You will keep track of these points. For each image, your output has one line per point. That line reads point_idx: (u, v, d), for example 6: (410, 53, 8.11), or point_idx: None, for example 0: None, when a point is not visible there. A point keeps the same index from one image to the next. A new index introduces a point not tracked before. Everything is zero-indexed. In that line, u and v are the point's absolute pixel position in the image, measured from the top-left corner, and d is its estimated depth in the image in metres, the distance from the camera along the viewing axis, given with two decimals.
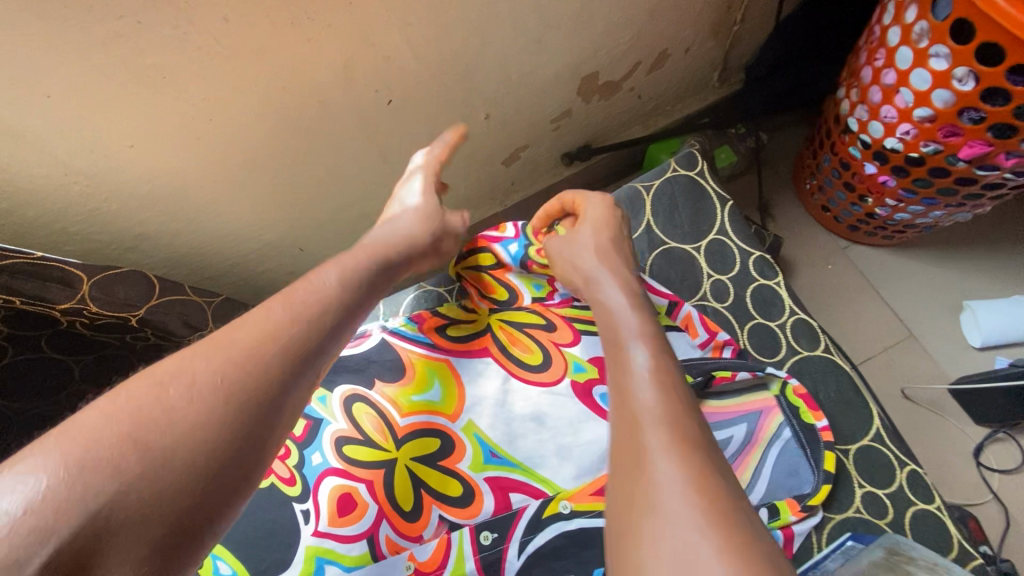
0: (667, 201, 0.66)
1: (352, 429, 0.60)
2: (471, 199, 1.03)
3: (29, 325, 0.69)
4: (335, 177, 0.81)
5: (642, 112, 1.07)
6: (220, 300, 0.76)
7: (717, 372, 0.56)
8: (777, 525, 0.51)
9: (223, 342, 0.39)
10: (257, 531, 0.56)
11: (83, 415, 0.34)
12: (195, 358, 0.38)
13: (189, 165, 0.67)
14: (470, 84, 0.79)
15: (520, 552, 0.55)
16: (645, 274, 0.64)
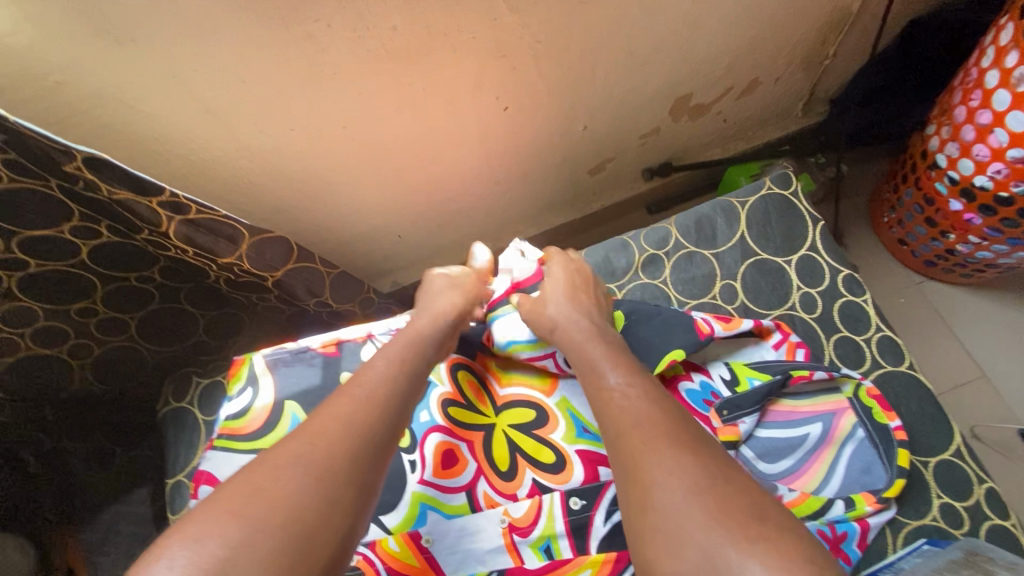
0: (761, 217, 0.71)
1: (455, 393, 0.68)
2: (554, 203, 1.11)
3: (179, 278, 0.84)
4: (445, 171, 0.90)
5: (724, 135, 1.13)
6: (338, 272, 0.85)
7: (795, 372, 0.60)
8: (854, 516, 0.54)
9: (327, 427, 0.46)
10: None
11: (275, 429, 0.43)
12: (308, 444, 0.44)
13: (331, 149, 0.77)
14: (576, 97, 0.86)
15: (606, 520, 0.59)
16: (736, 280, 0.69)
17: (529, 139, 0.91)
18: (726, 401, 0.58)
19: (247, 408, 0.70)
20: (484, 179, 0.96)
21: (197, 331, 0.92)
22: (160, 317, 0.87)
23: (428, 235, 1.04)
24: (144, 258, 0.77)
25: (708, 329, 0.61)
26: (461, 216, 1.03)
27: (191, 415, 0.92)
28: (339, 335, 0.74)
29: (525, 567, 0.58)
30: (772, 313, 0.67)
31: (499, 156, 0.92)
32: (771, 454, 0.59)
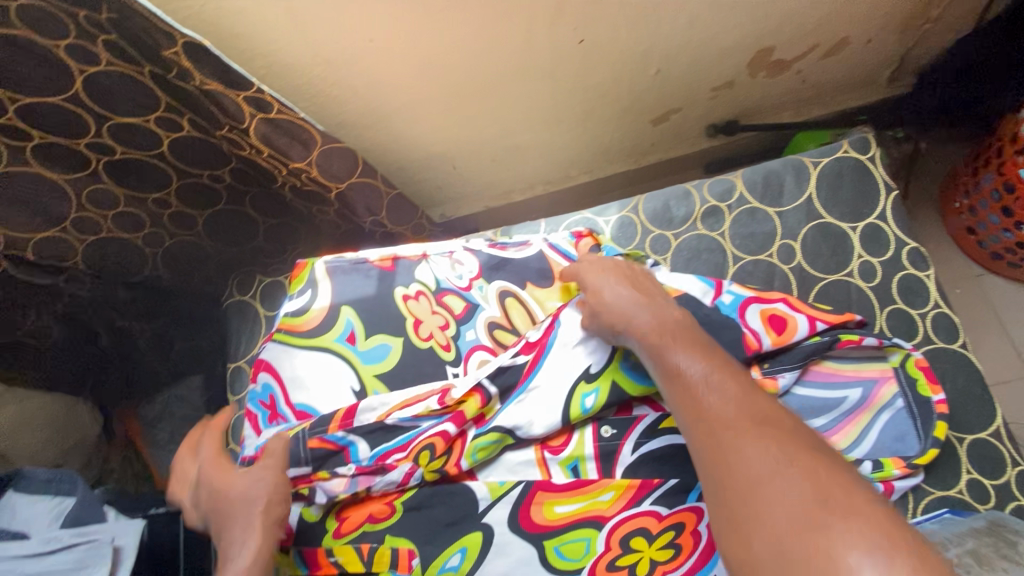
0: (832, 179, 0.69)
1: (503, 318, 0.71)
2: (610, 151, 1.10)
3: (250, 183, 0.85)
4: (508, 104, 0.90)
5: (800, 98, 1.08)
6: (395, 194, 0.87)
7: (844, 335, 0.60)
8: (880, 477, 0.56)
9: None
10: (416, 380, 0.70)
11: None
12: None
13: (404, 66, 0.77)
14: (654, 38, 0.84)
15: (633, 450, 0.63)
16: (796, 241, 0.68)
17: (597, 78, 0.89)
18: (767, 355, 0.61)
19: (305, 308, 0.74)
20: (548, 115, 0.95)
21: (256, 238, 0.95)
22: (226, 218, 0.90)
23: (481, 168, 1.06)
24: (219, 157, 0.78)
25: (756, 344, 0.59)
26: (518, 152, 1.04)
27: (254, 308, 0.91)
28: (397, 251, 0.77)
29: (552, 482, 0.63)
30: (828, 278, 0.66)
31: (564, 93, 0.91)
32: (804, 412, 0.60)
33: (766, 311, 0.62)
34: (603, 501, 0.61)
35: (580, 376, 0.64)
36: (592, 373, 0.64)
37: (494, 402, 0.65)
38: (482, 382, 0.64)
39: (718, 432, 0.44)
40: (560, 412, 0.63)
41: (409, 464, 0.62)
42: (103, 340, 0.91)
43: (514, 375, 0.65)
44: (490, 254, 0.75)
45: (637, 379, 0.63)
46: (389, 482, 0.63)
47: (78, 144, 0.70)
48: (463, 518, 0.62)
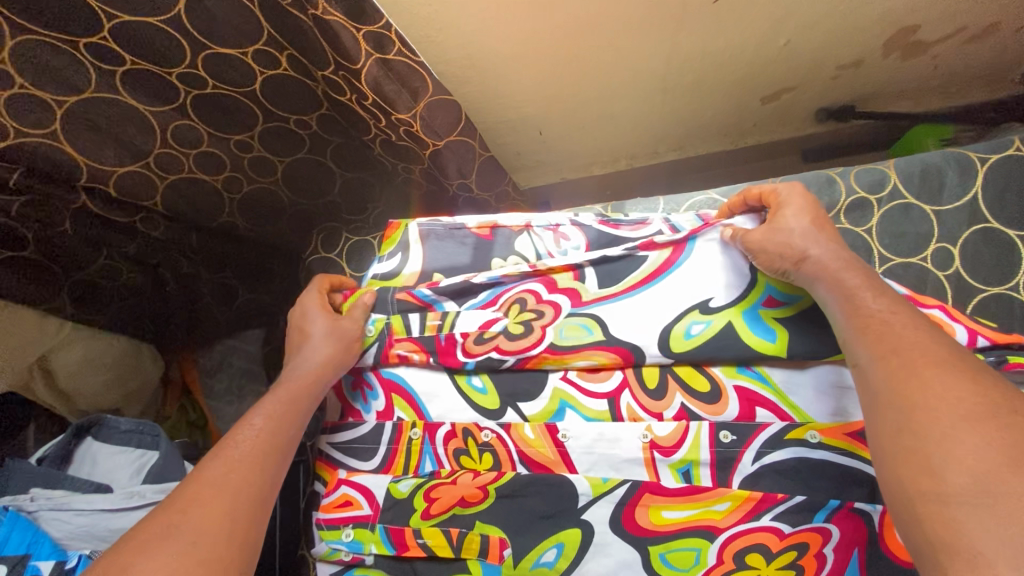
0: (1002, 179, 0.61)
1: (606, 293, 0.64)
2: (708, 129, 1.01)
3: (337, 131, 0.79)
4: (615, 67, 0.83)
5: (924, 87, 0.98)
6: (488, 157, 0.80)
7: (1013, 357, 0.52)
8: None
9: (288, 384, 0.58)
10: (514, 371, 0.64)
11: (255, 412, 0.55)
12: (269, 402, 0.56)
13: (519, 14, 0.70)
14: (795, 4, 0.75)
15: (754, 460, 0.56)
16: (955, 246, 0.60)
17: (718, 44, 0.80)
18: None
19: (396, 272, 0.71)
20: (654, 82, 0.87)
21: (331, 193, 0.89)
22: (302, 168, 0.85)
23: (568, 136, 0.99)
24: (310, 102, 0.73)
25: None
26: (610, 121, 0.96)
27: (339, 267, 0.86)
28: (497, 220, 0.71)
29: (660, 484, 0.58)
30: (989, 291, 0.59)
31: (678, 59, 0.83)
32: None
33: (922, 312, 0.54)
34: (716, 511, 0.56)
35: (696, 305, 0.61)
36: (711, 307, 0.60)
37: (588, 283, 0.65)
38: (583, 267, 0.66)
39: (918, 371, 0.42)
40: (661, 327, 0.61)
41: (500, 314, 0.65)
42: (170, 286, 0.90)
43: (626, 268, 0.65)
44: (600, 230, 0.69)
45: (760, 333, 0.58)
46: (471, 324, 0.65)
47: (168, 74, 0.64)
48: (561, 512, 0.59)
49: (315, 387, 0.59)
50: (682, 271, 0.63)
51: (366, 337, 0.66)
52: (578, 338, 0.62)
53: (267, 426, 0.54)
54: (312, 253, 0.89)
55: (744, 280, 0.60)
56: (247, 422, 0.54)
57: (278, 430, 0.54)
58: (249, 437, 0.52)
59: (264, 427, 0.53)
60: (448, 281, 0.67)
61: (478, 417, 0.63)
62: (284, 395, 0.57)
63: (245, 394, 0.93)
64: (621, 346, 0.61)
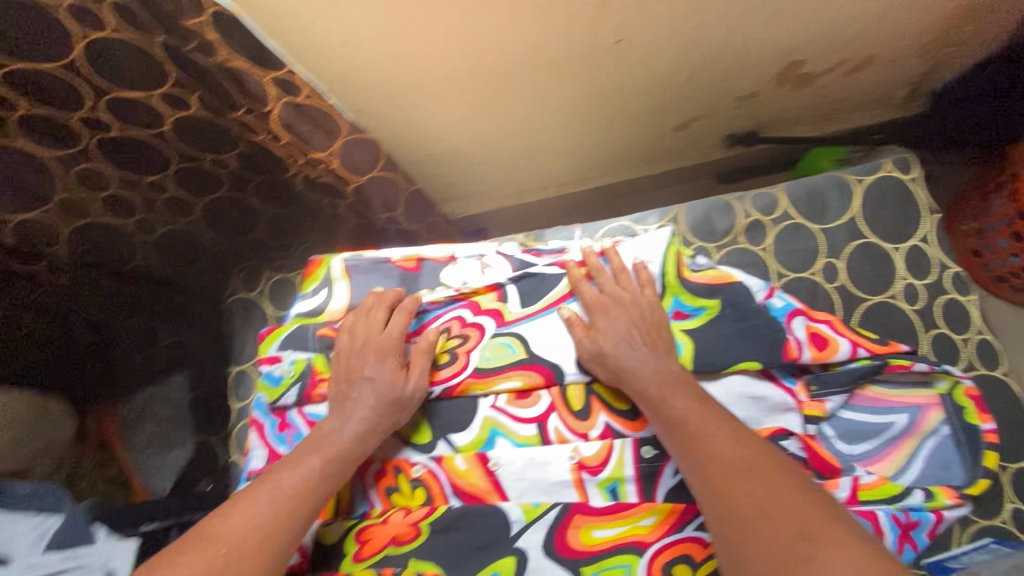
0: (875, 198, 0.67)
1: (526, 313, 0.67)
2: (630, 155, 1.07)
3: (256, 169, 0.78)
4: (533, 102, 0.86)
5: (817, 112, 1.07)
6: (413, 190, 0.81)
7: (893, 360, 0.59)
8: (930, 506, 0.55)
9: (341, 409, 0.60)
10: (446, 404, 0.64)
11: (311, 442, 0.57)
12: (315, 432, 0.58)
13: (434, 55, 0.72)
14: (692, 43, 0.81)
15: (675, 472, 0.59)
16: (840, 259, 0.66)
17: (626, 79, 0.86)
18: (816, 377, 0.60)
19: (319, 309, 0.70)
20: (571, 115, 0.92)
21: (254, 230, 0.88)
22: (223, 207, 0.83)
23: (497, 166, 1.02)
24: (226, 142, 0.72)
25: (797, 353, 0.59)
26: (535, 152, 1.00)
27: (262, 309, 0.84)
28: (421, 252, 0.72)
29: (589, 504, 0.59)
30: (872, 300, 0.64)
31: (591, 94, 0.88)
32: (849, 436, 0.59)
33: (811, 327, 0.61)
34: (643, 526, 0.57)
35: None
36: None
37: (510, 302, 0.68)
38: (505, 286, 0.69)
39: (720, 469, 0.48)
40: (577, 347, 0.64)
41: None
42: (80, 334, 0.81)
43: (545, 287, 0.68)
44: (523, 259, 0.72)
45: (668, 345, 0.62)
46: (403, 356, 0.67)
47: (69, 119, 0.62)
48: (494, 542, 0.58)
49: (359, 450, 0.58)
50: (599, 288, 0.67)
51: (287, 378, 0.67)
52: (502, 357, 0.64)
53: (316, 453, 0.56)
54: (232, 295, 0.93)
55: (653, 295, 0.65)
56: (288, 469, 0.55)
57: (314, 488, 0.54)
58: (287, 489, 0.53)
59: (299, 481, 0.54)
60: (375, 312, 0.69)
61: (410, 452, 0.63)
62: (329, 451, 0.57)
63: (170, 444, 0.87)
64: (543, 365, 0.64)
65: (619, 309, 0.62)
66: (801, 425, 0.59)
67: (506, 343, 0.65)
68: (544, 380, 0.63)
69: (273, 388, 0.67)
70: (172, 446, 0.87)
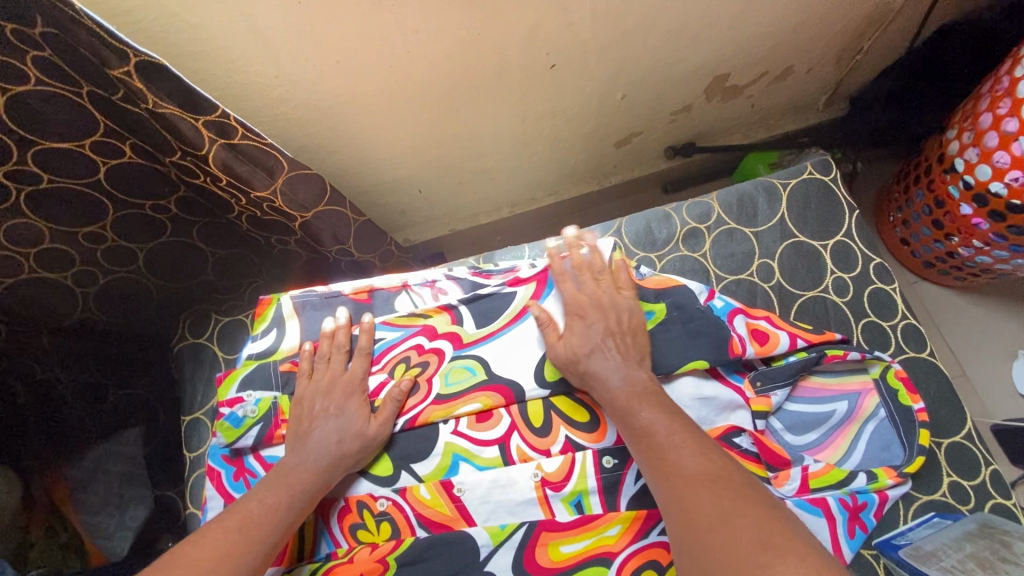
0: (801, 199, 0.72)
1: (482, 335, 0.68)
2: (576, 172, 1.11)
3: (199, 211, 0.77)
4: (476, 127, 0.88)
5: (748, 121, 1.14)
6: (363, 221, 0.81)
7: (829, 351, 0.62)
8: (874, 488, 0.58)
9: (297, 449, 0.58)
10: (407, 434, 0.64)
11: (267, 485, 0.55)
12: (270, 475, 0.56)
13: (372, 89, 0.73)
14: (622, 64, 0.85)
15: (637, 479, 0.60)
16: (774, 259, 0.70)
17: (564, 100, 0.89)
18: (760, 373, 0.62)
19: (273, 348, 0.69)
20: (514, 137, 0.94)
21: (203, 272, 0.87)
22: (167, 252, 0.81)
23: (447, 191, 1.03)
24: (167, 185, 0.71)
25: (741, 350, 0.61)
26: (482, 174, 1.02)
27: (210, 351, 0.84)
28: (373, 283, 0.72)
29: (556, 520, 0.60)
30: (805, 295, 0.68)
31: (531, 116, 0.90)
32: (799, 427, 0.62)
33: (750, 324, 0.64)
34: (610, 536, 0.58)
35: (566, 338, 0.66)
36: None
37: (465, 324, 0.68)
38: (458, 307, 0.69)
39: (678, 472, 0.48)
40: (537, 363, 0.65)
41: (385, 374, 0.66)
42: (20, 397, 0.81)
43: (502, 306, 0.69)
44: (474, 281, 0.73)
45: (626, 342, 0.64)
46: None
47: None
48: (464, 569, 0.58)
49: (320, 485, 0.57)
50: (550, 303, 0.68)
51: (249, 418, 0.64)
52: (464, 381, 0.65)
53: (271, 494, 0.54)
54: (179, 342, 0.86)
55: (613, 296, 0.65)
56: (256, 498, 0.53)
57: (281, 518, 0.53)
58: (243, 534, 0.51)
59: (265, 510, 0.52)
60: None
61: (372, 486, 0.62)
62: (295, 483, 0.56)
63: (126, 503, 0.82)
64: (504, 386, 0.64)
65: (595, 312, 0.62)
66: (751, 421, 0.61)
67: (464, 367, 0.66)
68: (504, 399, 0.64)
69: (233, 427, 0.64)
70: (127, 504, 0.82)
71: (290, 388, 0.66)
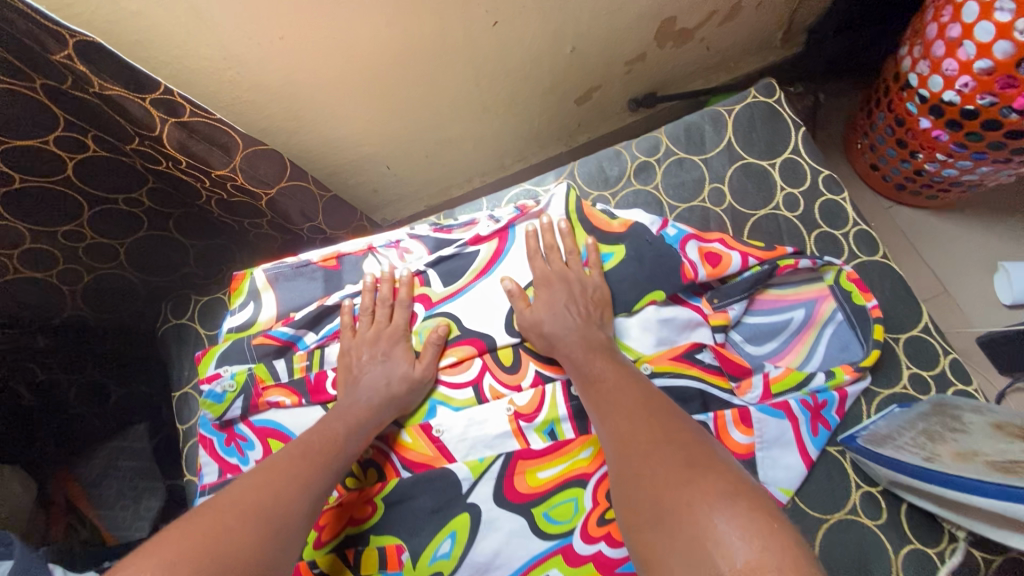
0: (746, 122, 0.73)
1: (450, 292, 0.69)
2: (541, 134, 1.13)
3: (172, 203, 0.81)
4: (431, 95, 0.90)
5: (707, 65, 1.14)
6: (330, 196, 0.84)
7: (782, 262, 0.63)
8: (833, 384, 0.60)
9: None
10: None
11: None
12: None
13: (321, 63, 0.75)
14: (566, 15, 0.86)
15: None
16: (724, 184, 0.71)
17: (513, 59, 0.90)
18: (716, 290, 0.64)
19: (251, 321, 0.72)
20: (470, 102, 0.96)
21: (186, 264, 0.91)
22: (148, 245, 0.85)
23: (415, 165, 1.06)
24: (135, 177, 0.74)
25: (693, 273, 0.63)
26: (447, 144, 1.04)
27: (192, 330, 0.87)
28: (339, 249, 0.74)
29: (530, 449, 0.62)
30: (758, 214, 0.70)
31: (484, 78, 0.92)
32: (757, 338, 0.64)
33: (703, 248, 0.65)
34: (584, 459, 0.61)
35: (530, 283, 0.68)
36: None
37: (433, 284, 0.70)
38: (427, 271, 0.71)
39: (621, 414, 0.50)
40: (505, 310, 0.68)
41: None
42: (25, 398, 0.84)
43: (464, 264, 0.71)
44: (437, 238, 0.74)
45: None
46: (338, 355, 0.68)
47: None
48: (448, 503, 0.61)
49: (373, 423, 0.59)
50: (509, 257, 0.70)
51: (230, 393, 0.67)
52: None
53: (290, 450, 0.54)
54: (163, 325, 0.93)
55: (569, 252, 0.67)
56: None
57: None
58: None
59: None
60: (302, 312, 0.70)
61: None
62: (351, 420, 0.58)
63: (140, 495, 0.83)
64: (475, 337, 0.66)
65: (561, 283, 0.64)
66: (711, 336, 0.63)
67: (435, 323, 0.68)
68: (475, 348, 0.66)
69: (216, 403, 0.67)
70: (141, 496, 0.83)
71: (264, 360, 0.69)
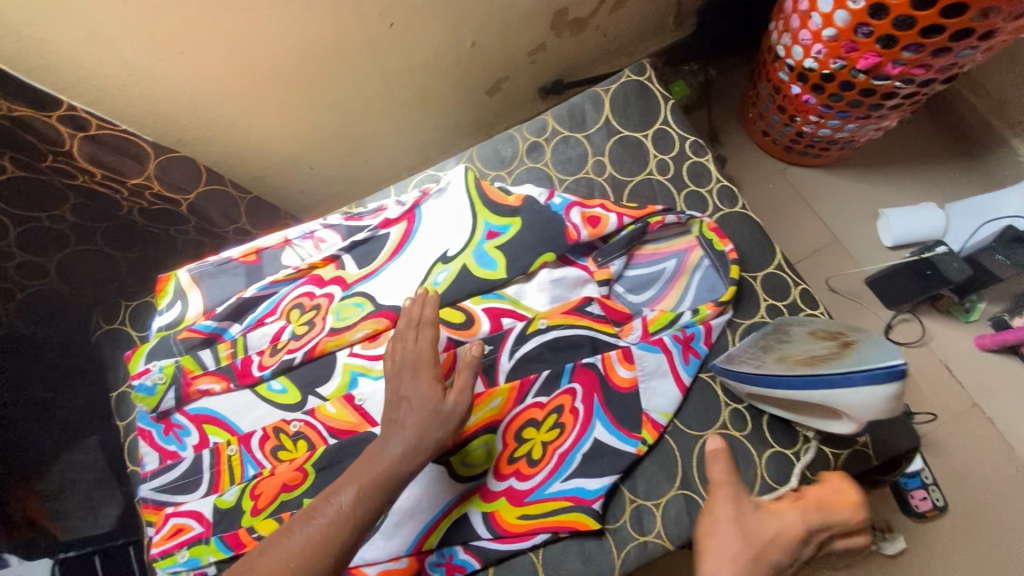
0: (621, 99, 0.81)
1: (365, 272, 0.76)
2: (458, 126, 1.19)
3: (97, 216, 0.84)
4: (342, 96, 0.96)
5: (607, 51, 1.23)
6: (251, 198, 0.89)
7: (651, 219, 0.71)
8: (698, 319, 0.68)
9: None
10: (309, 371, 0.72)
11: None
12: None
13: (226, 73, 0.80)
14: (459, 13, 0.93)
15: (510, 358, 0.69)
16: (604, 155, 0.80)
17: (416, 56, 0.97)
18: (600, 251, 0.72)
19: (179, 317, 0.77)
20: (382, 100, 1.01)
21: (119, 275, 0.95)
22: (78, 257, 0.89)
23: (339, 164, 1.11)
24: (55, 197, 0.78)
25: (576, 234, 0.71)
26: (367, 141, 1.09)
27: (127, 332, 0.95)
28: (257, 244, 0.79)
29: None
30: (634, 179, 0.78)
31: (391, 76, 0.98)
32: (637, 288, 0.73)
33: (585, 213, 0.73)
34: (494, 408, 0.67)
35: (437, 258, 0.74)
36: (448, 256, 0.74)
37: (348, 266, 0.76)
38: (340, 255, 0.77)
39: None
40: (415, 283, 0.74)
41: (281, 321, 0.75)
42: None
43: (376, 247, 0.77)
44: (349, 226, 0.80)
45: (484, 263, 0.73)
46: (260, 342, 0.74)
47: None
48: None
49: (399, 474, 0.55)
50: (417, 237, 0.76)
51: (161, 384, 0.72)
52: (354, 315, 0.73)
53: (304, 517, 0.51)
54: (97, 330, 0.96)
55: (468, 226, 0.75)
56: None
57: None
58: None
59: None
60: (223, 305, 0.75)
61: (286, 413, 0.71)
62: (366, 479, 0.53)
63: (97, 505, 0.88)
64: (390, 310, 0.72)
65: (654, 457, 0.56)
66: (598, 290, 0.72)
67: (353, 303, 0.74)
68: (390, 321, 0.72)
69: (149, 396, 0.72)
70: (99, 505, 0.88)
71: (190, 352, 0.74)
